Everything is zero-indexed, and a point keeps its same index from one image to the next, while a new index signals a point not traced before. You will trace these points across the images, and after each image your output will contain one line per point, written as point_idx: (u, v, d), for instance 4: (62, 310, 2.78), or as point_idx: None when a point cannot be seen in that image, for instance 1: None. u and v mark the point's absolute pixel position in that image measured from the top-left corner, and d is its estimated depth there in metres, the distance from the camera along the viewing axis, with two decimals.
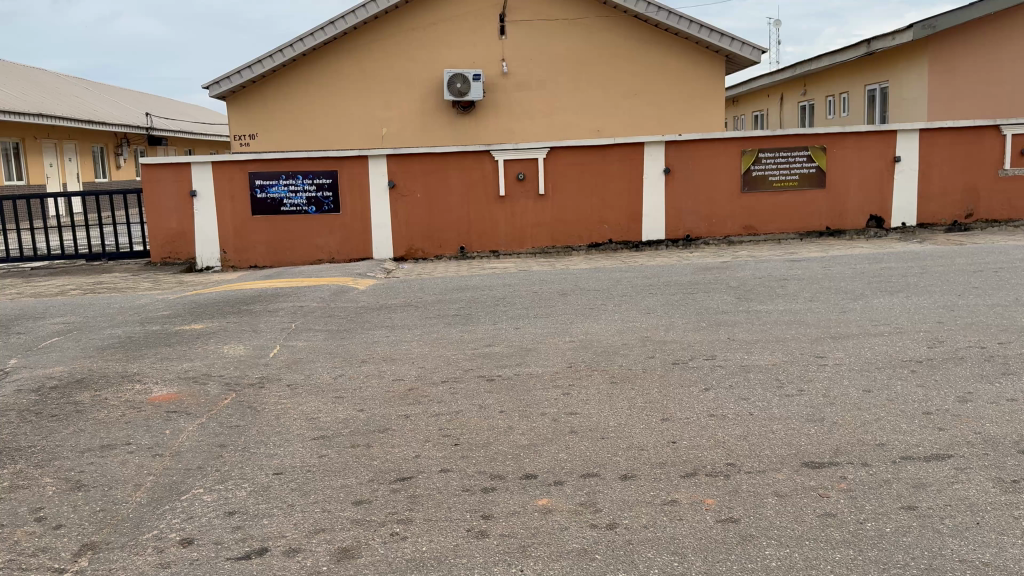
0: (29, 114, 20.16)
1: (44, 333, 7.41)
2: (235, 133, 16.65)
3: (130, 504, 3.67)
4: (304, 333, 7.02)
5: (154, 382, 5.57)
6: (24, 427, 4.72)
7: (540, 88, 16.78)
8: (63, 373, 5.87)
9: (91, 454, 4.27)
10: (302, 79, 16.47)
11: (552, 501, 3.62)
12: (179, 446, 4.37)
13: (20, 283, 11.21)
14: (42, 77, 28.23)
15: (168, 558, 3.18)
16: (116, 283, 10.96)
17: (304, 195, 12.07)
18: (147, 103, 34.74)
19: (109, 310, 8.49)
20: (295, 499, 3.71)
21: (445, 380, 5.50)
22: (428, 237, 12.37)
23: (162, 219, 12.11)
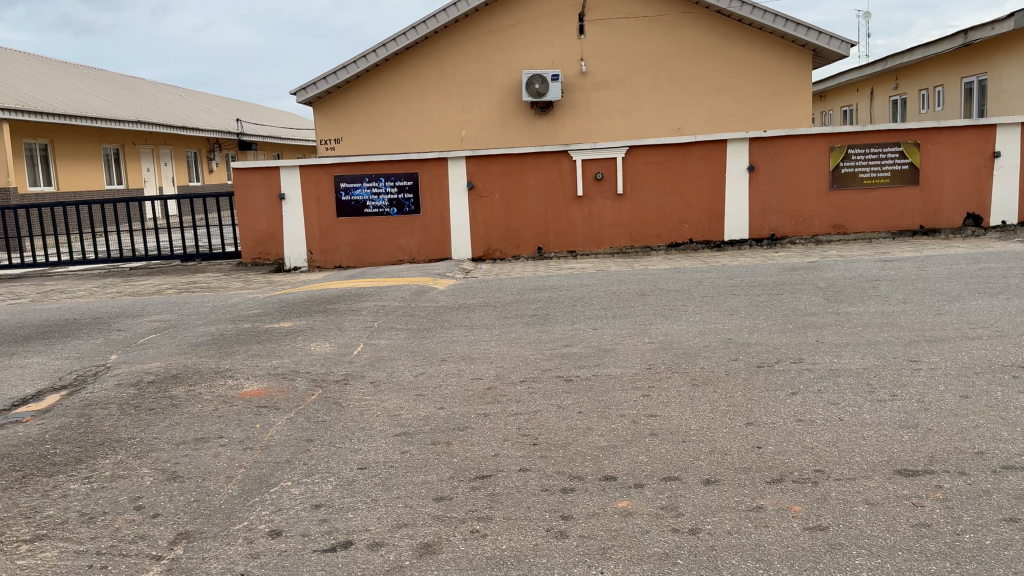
0: (128, 122, 21.16)
1: (142, 330, 7.77)
2: (320, 138, 17.12)
3: (222, 495, 3.81)
4: (386, 332, 7.15)
5: (245, 378, 5.78)
6: (125, 420, 4.96)
7: (620, 87, 16.65)
8: (160, 369, 6.14)
9: (187, 447, 4.46)
10: (384, 83, 16.79)
11: (632, 503, 3.58)
12: (269, 440, 4.51)
13: (120, 282, 11.78)
14: (141, 86, 29.63)
15: (258, 548, 3.29)
16: (209, 282, 11.40)
17: (386, 197, 12.30)
18: (238, 110, 36.04)
19: (203, 308, 8.85)
20: (378, 493, 3.78)
21: (523, 379, 5.51)
22: (506, 237, 12.43)
23: (253, 221, 12.56)
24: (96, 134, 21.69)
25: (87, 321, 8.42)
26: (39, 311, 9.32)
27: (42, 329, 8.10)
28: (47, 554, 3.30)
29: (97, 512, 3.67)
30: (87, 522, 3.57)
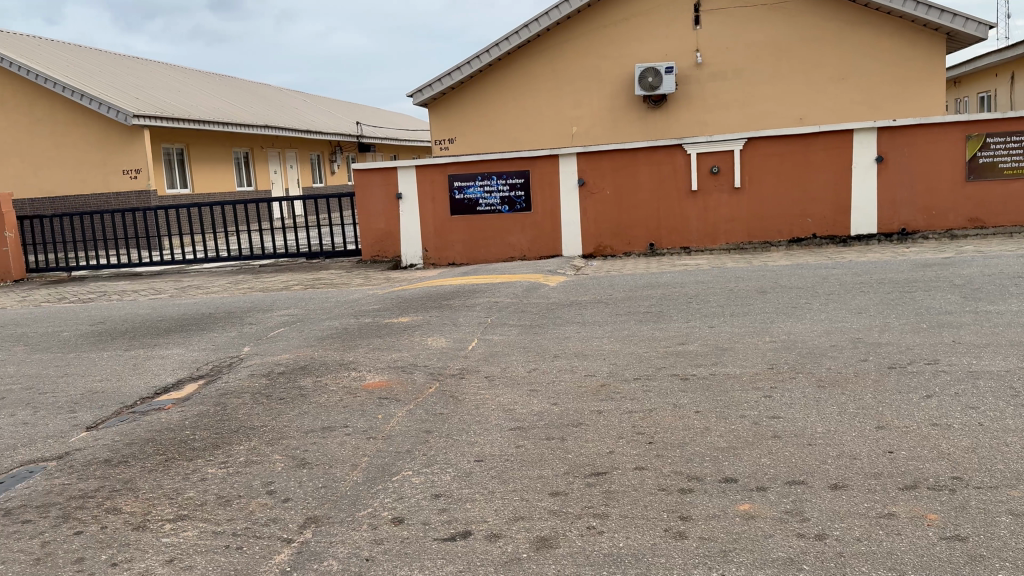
0: (256, 126, 22.28)
1: (271, 324, 8.18)
2: (435, 138, 17.50)
3: (348, 482, 3.96)
4: (500, 328, 7.24)
5: (368, 370, 5.98)
6: (258, 408, 5.23)
7: (736, 79, 16.21)
8: (289, 360, 6.45)
9: (314, 435, 4.66)
10: (497, 82, 16.99)
11: (754, 507, 3.48)
12: (390, 430, 4.66)
13: (251, 279, 12.43)
14: (269, 92, 31.18)
15: (382, 535, 3.40)
16: (332, 279, 11.86)
17: (498, 194, 12.44)
18: (358, 113, 37.34)
19: (326, 304, 9.22)
20: (495, 486, 3.83)
21: (638, 377, 5.45)
22: (618, 233, 12.33)
23: (372, 220, 12.95)
24: (228, 138, 22.95)
25: (222, 315, 8.94)
26: (177, 305, 9.97)
27: (182, 322, 8.66)
28: (189, 533, 3.52)
29: (233, 496, 3.89)
30: (224, 504, 3.80)
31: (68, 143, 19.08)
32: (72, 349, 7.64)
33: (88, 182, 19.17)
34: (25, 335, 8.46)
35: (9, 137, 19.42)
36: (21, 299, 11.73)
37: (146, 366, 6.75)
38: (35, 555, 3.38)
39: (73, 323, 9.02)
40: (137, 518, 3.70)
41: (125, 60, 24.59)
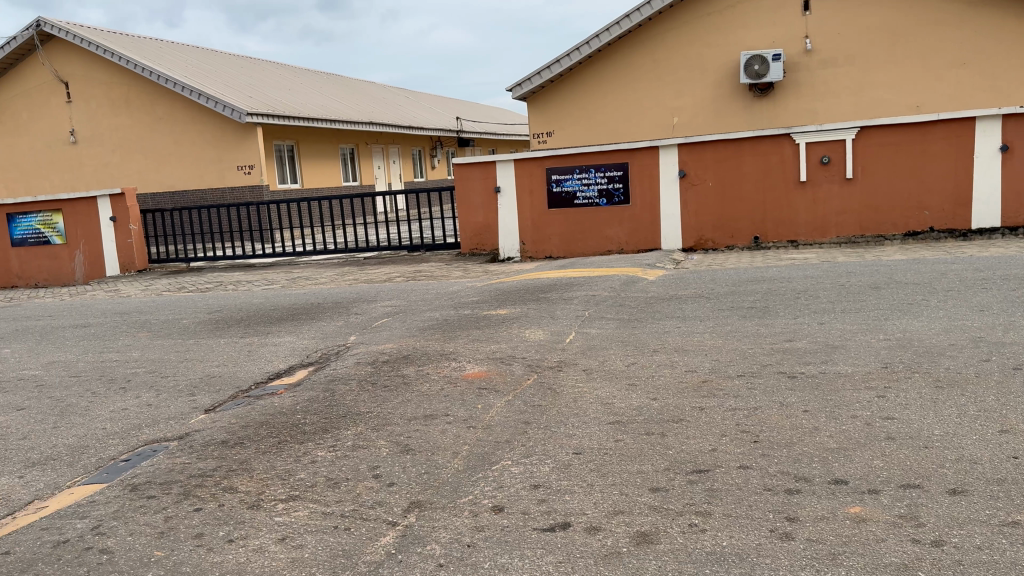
0: (361, 122, 22.91)
1: (376, 314, 8.42)
2: (534, 132, 17.57)
3: (449, 469, 4.05)
4: (598, 321, 7.22)
5: (467, 360, 6.08)
6: (364, 394, 5.41)
7: (847, 65, 15.57)
8: (392, 349, 6.63)
9: (417, 423, 4.77)
10: (596, 74, 16.90)
11: (865, 510, 3.35)
12: (490, 420, 4.72)
13: (355, 270, 12.82)
14: (373, 89, 32.01)
15: (483, 522, 3.45)
16: (432, 271, 12.09)
17: (597, 187, 12.37)
18: (458, 108, 37.85)
19: (427, 295, 9.40)
20: (594, 479, 3.83)
21: (742, 373, 5.33)
22: (721, 226, 12.06)
23: (471, 213, 13.12)
24: (333, 135, 23.70)
25: (329, 305, 9.26)
26: (287, 296, 10.39)
27: (291, 312, 9.02)
28: (299, 513, 3.68)
29: (341, 478, 4.03)
30: (333, 486, 3.94)
31: (187, 141, 20.13)
32: (191, 336, 8.08)
33: (205, 178, 20.18)
34: (149, 322, 9.00)
35: (134, 136, 20.66)
36: (145, 288, 12.47)
37: (259, 353, 7.07)
38: (160, 529, 3.60)
39: (192, 312, 9.53)
40: (251, 497, 3.89)
41: (239, 61, 25.75)
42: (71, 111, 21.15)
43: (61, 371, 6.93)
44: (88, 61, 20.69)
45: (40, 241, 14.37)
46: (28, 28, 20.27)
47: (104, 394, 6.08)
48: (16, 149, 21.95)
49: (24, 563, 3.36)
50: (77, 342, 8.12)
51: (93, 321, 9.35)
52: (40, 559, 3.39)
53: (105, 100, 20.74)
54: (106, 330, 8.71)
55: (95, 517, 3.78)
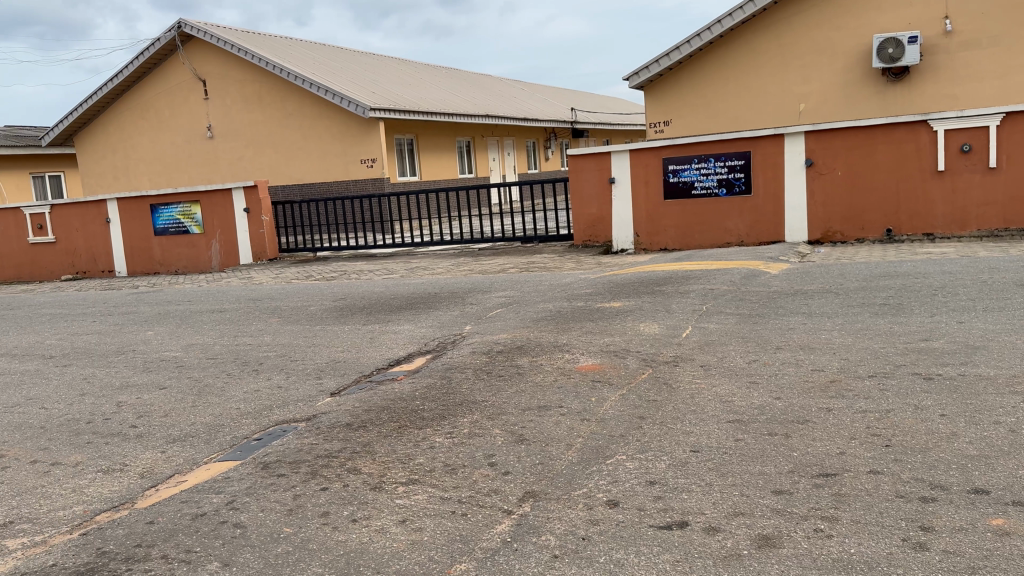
0: (478, 115, 23.25)
1: (490, 304, 8.52)
2: (651, 121, 17.41)
3: (564, 460, 4.05)
4: (716, 316, 7.03)
5: (581, 353, 6.06)
6: (479, 383, 5.49)
7: (992, 46, 14.60)
8: (506, 340, 6.69)
9: (532, 413, 4.79)
10: (718, 61, 16.58)
11: (1010, 523, 3.12)
12: (604, 413, 4.69)
13: (471, 261, 13.01)
14: (489, 82, 32.37)
15: (598, 516, 3.43)
16: (546, 262, 12.12)
17: (716, 177, 12.05)
18: (573, 100, 37.72)
19: (542, 287, 9.45)
20: (713, 478, 3.74)
21: (873, 374, 5.07)
22: (850, 218, 11.51)
23: (584, 205, 13.06)
24: (451, 127, 24.14)
25: (446, 295, 9.45)
26: (406, 285, 10.67)
27: (410, 301, 9.25)
28: (419, 496, 3.77)
29: (458, 465, 4.10)
30: (451, 472, 4.02)
31: (313, 135, 20.99)
32: (317, 322, 8.42)
33: (329, 170, 21.00)
34: (279, 308, 9.45)
35: (265, 131, 21.71)
36: (275, 276, 13.09)
37: (380, 340, 7.29)
38: (289, 506, 3.78)
39: (319, 299, 9.94)
40: (373, 479, 4.02)
41: (363, 56, 26.65)
42: (208, 107, 22.42)
43: (199, 353, 7.37)
44: (224, 60, 21.87)
45: (180, 231, 15.34)
46: (171, 29, 21.62)
47: (238, 376, 6.43)
48: (159, 145, 23.45)
49: (166, 533, 3.60)
50: (213, 326, 8.63)
51: (229, 306, 9.91)
52: (180, 530, 3.62)
53: (239, 97, 21.88)
54: (239, 315, 9.21)
55: (230, 493, 4.00)
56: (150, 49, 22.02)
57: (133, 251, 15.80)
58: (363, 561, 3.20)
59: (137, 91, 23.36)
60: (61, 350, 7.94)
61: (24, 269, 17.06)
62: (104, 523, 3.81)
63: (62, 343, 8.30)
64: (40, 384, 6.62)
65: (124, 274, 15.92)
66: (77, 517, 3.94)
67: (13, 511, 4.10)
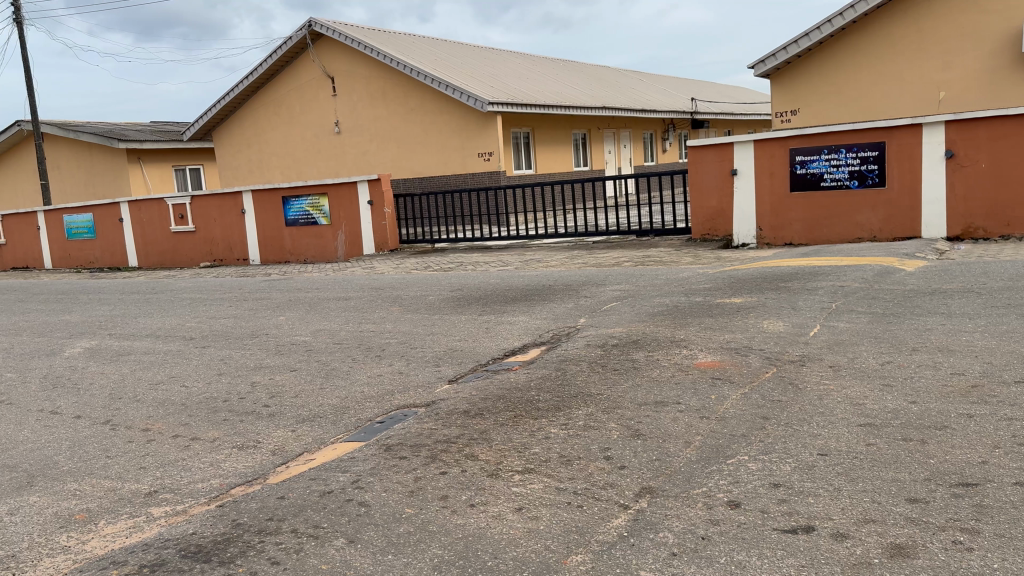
0: (595, 106, 23.11)
1: (606, 298, 8.47)
2: (777, 110, 17.05)
3: (683, 458, 3.98)
4: (846, 315, 6.72)
5: (700, 349, 5.94)
6: (595, 376, 5.49)
7: None
8: (622, 334, 6.64)
9: (648, 408, 4.74)
10: (851, 47, 15.98)
11: None
12: (725, 412, 4.58)
13: (586, 254, 12.97)
14: (608, 74, 32.16)
15: (718, 516, 3.36)
16: (663, 256, 11.92)
17: (847, 169, 11.51)
18: (694, 89, 36.88)
19: (659, 281, 9.29)
20: (841, 483, 3.59)
21: (1021, 380, 4.72)
22: (994, 213, 10.74)
23: (704, 197, 12.84)
24: (568, 120, 24.13)
25: (560, 287, 9.46)
26: (521, 277, 10.75)
27: (526, 292, 9.32)
28: (535, 485, 3.80)
29: (574, 456, 4.11)
30: (566, 463, 4.03)
31: (433, 128, 21.46)
32: (435, 311, 8.61)
33: (449, 163, 21.41)
34: (400, 297, 9.73)
35: (387, 125, 22.37)
36: (395, 267, 13.49)
37: (496, 330, 7.38)
38: (410, 488, 3.89)
39: (437, 289, 10.16)
40: (491, 465, 4.08)
41: (485, 50, 27.11)
42: (336, 103, 23.31)
43: (326, 338, 7.69)
44: (350, 57, 22.63)
45: (308, 222, 16.03)
46: (302, 28, 22.55)
47: (362, 361, 6.67)
48: (290, 139, 24.55)
49: (296, 509, 3.78)
50: (339, 313, 8.99)
51: (352, 294, 10.29)
52: (309, 506, 3.79)
53: (364, 93, 22.63)
54: (363, 303, 9.55)
55: (355, 472, 4.16)
56: (282, 48, 23.04)
57: (266, 241, 16.64)
58: (481, 546, 3.25)
59: (269, 88, 24.53)
60: (200, 332, 8.47)
61: (168, 256, 18.30)
62: (240, 496, 4.05)
63: (201, 326, 8.85)
64: (182, 363, 7.09)
65: (257, 263, 16.81)
66: (215, 489, 4.19)
67: (157, 481, 4.41)
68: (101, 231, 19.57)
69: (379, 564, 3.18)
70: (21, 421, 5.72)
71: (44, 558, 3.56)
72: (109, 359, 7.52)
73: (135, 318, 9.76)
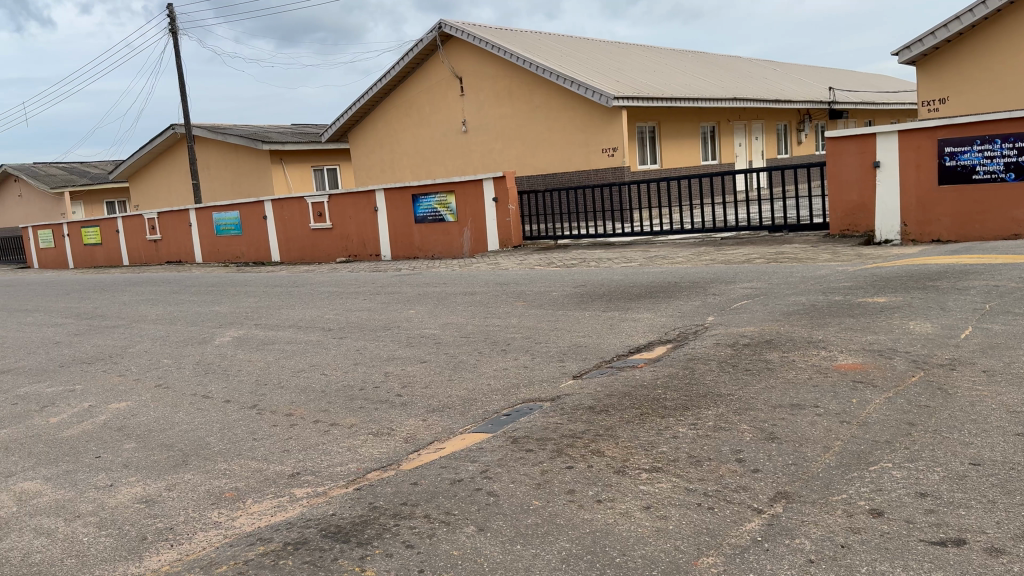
0: (725, 98, 22.47)
1: (736, 296, 8.25)
2: (923, 99, 16.46)
3: (820, 463, 3.84)
4: (1003, 316, 6.25)
5: (839, 350, 5.69)
6: (726, 376, 5.36)
7: None
8: (755, 333, 6.45)
9: (784, 411, 4.59)
10: (1008, 30, 14.97)
11: None
12: (867, 417, 4.37)
13: (714, 251, 12.66)
14: (741, 64, 31.29)
15: (859, 524, 3.22)
16: (797, 253, 11.47)
17: (1002, 160, 10.69)
18: (833, 78, 35.22)
19: (793, 279, 8.95)
20: (996, 496, 3.36)
21: None
22: None
23: (843, 191, 12.28)
24: (695, 113, 23.59)
25: (688, 285, 9.28)
26: (646, 274, 10.62)
27: (651, 289, 9.21)
28: (663, 484, 3.76)
29: (704, 457, 4.04)
30: (696, 464, 3.97)
31: (558, 125, 21.52)
32: (560, 307, 8.65)
33: (574, 159, 21.42)
34: (525, 293, 9.83)
35: (513, 122, 22.62)
36: (520, 263, 13.62)
37: (621, 327, 7.33)
38: (538, 480, 3.94)
39: (561, 285, 10.17)
40: (618, 462, 4.07)
41: (613, 45, 26.99)
42: (464, 103, 23.79)
43: (454, 331, 7.87)
44: (478, 56, 23.02)
45: (436, 219, 16.44)
46: (432, 30, 23.14)
47: (488, 355, 6.79)
48: (420, 139, 25.24)
49: (428, 495, 3.91)
50: (467, 307, 9.18)
51: (479, 289, 10.47)
52: (440, 493, 3.91)
53: (490, 92, 22.97)
54: (488, 298, 9.72)
55: (484, 462, 4.26)
56: (412, 50, 23.73)
57: (397, 238, 17.20)
58: (608, 542, 3.26)
59: (401, 89, 25.34)
60: (337, 324, 8.87)
61: (306, 251, 19.23)
62: (375, 480, 4.23)
63: (338, 318, 9.27)
64: (321, 353, 7.46)
65: (388, 258, 17.40)
66: (352, 473, 4.40)
67: (300, 463, 4.66)
68: (247, 227, 20.82)
69: (509, 553, 3.24)
70: (177, 403, 6.19)
71: (199, 531, 3.85)
72: (255, 347, 8.01)
73: (278, 310, 10.34)
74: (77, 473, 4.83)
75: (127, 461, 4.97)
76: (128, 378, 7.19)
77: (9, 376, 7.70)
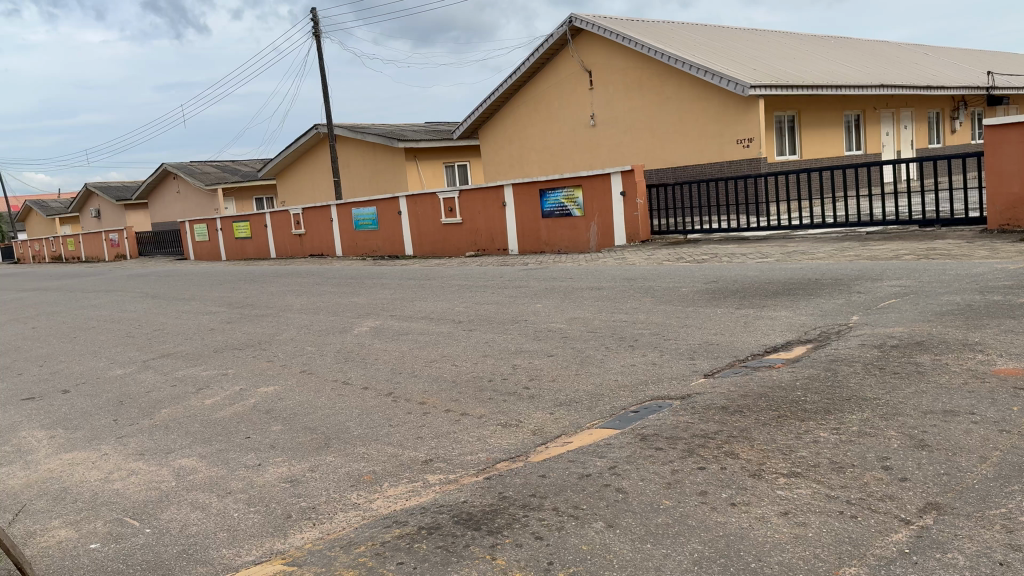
0: (871, 84, 21.27)
1: (882, 294, 7.81)
2: None
3: (976, 474, 3.58)
4: None
5: (998, 354, 5.29)
6: (871, 379, 5.09)
7: None
8: (903, 334, 6.09)
9: (935, 417, 4.31)
10: None
11: None
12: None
13: (856, 246, 12.03)
14: (888, 49, 29.54)
15: (1020, 542, 2.99)
16: (950, 249, 10.75)
17: None
18: (993, 61, 32.64)
19: (945, 277, 8.38)
20: None
21: None
22: None
23: (1004, 183, 11.39)
24: (838, 102, 22.46)
25: (828, 282, 8.86)
26: (782, 270, 10.21)
27: (789, 286, 8.87)
28: (802, 490, 3.63)
29: (846, 463, 3.86)
30: (837, 470, 3.80)
31: (690, 116, 21.05)
32: (690, 304, 8.48)
33: (706, 152, 20.90)
34: (655, 288, 9.68)
35: (643, 115, 22.33)
36: (648, 257, 13.43)
37: (756, 325, 7.10)
38: (667, 479, 3.89)
39: (692, 281, 9.97)
40: (753, 465, 3.96)
41: (749, 33, 26.11)
42: (593, 97, 23.68)
43: (580, 326, 7.88)
44: (609, 50, 22.86)
45: (564, 214, 16.47)
46: (562, 25, 23.16)
47: (616, 350, 6.75)
48: (548, 134, 25.32)
49: (556, 487, 3.94)
50: (595, 302, 9.15)
51: (607, 284, 10.41)
52: (569, 486, 3.93)
53: (620, 84, 22.76)
54: (617, 293, 9.64)
55: (612, 458, 4.24)
56: (542, 46, 23.87)
57: (524, 232, 17.36)
58: (743, 546, 3.17)
59: (531, 85, 25.52)
60: (468, 316, 9.07)
61: (438, 245, 19.75)
62: (504, 471, 4.29)
63: (469, 310, 9.46)
64: (453, 344, 7.65)
65: (515, 253, 17.61)
66: (482, 462, 4.49)
67: (432, 450, 4.81)
68: (383, 222, 21.60)
69: (638, 551, 3.22)
70: (320, 389, 6.52)
71: (339, 512, 4.04)
72: (390, 337, 8.30)
73: (412, 301, 10.67)
74: (230, 452, 5.18)
75: (275, 442, 5.29)
76: (275, 363, 7.64)
77: (170, 360, 8.32)
